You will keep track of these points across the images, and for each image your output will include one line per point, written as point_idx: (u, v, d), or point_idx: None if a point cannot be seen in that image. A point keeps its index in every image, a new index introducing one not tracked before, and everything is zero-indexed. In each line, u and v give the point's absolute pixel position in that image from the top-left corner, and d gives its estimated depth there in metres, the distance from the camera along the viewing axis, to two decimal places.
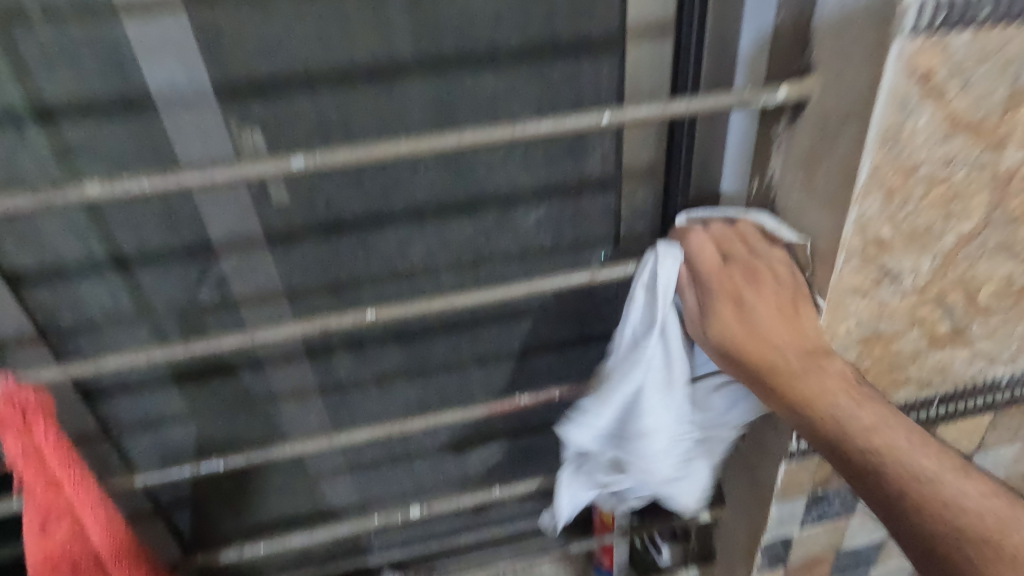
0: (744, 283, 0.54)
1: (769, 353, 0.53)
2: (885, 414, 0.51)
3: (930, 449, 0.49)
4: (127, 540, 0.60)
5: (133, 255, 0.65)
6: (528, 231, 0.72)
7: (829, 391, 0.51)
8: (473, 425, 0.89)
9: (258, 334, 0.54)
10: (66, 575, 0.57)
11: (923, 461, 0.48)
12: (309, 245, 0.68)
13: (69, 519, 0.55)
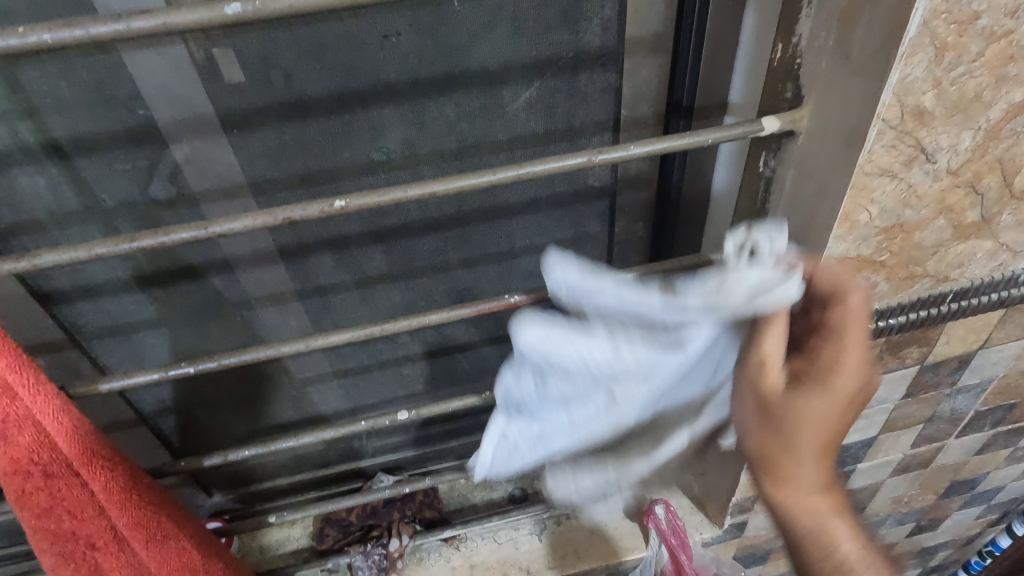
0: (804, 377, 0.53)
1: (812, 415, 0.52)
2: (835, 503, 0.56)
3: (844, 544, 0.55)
4: (99, 445, 0.58)
5: (68, 141, 0.57)
6: (519, 114, 0.65)
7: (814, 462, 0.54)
8: (463, 329, 0.86)
9: (214, 225, 0.49)
10: (38, 482, 0.53)
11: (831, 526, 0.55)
12: (270, 131, 0.60)
13: (30, 425, 0.52)
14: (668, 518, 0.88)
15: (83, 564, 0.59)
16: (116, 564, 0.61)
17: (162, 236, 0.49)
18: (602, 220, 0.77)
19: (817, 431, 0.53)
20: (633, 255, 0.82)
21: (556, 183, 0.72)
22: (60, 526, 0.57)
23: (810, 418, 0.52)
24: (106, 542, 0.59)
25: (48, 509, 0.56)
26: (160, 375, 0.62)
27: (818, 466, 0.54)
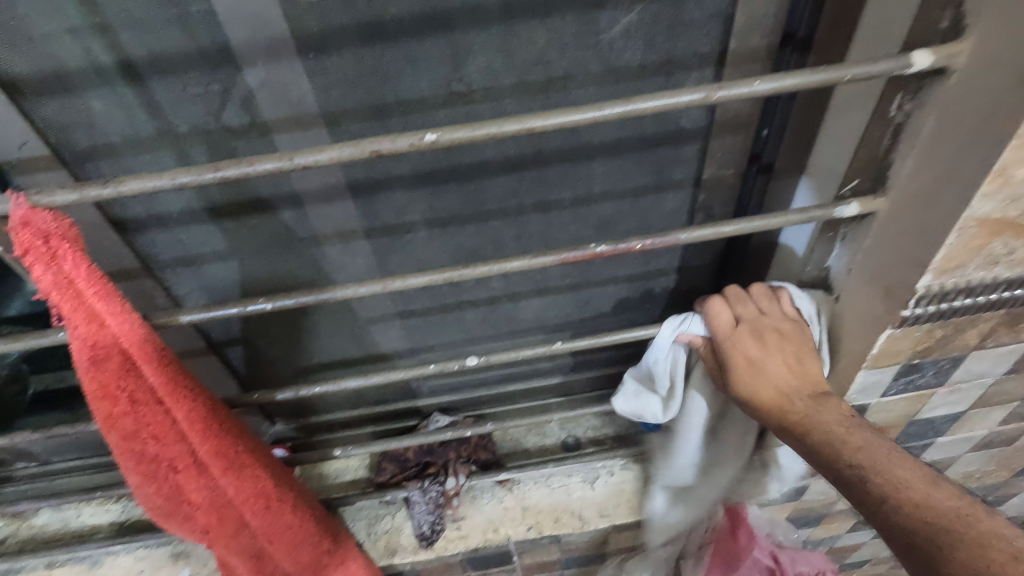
0: (753, 344, 0.66)
1: (782, 399, 0.63)
2: (857, 426, 0.57)
3: (857, 441, 0.55)
4: (184, 377, 0.58)
5: (143, 61, 0.54)
6: (615, 42, 0.58)
7: (823, 421, 0.59)
8: (530, 277, 0.83)
9: (299, 157, 0.48)
10: (125, 407, 0.56)
11: (848, 438, 0.56)
12: (347, 55, 0.56)
13: (121, 352, 0.53)
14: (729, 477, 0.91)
15: (166, 482, 0.63)
16: (195, 484, 0.64)
17: (246, 167, 0.48)
18: (689, 165, 0.71)
19: (796, 377, 0.64)
20: (718, 205, 0.76)
21: (644, 124, 0.66)
22: (146, 448, 0.60)
23: (768, 352, 0.65)
24: (186, 465, 0.63)
25: (135, 431, 0.58)
26: (239, 310, 0.63)
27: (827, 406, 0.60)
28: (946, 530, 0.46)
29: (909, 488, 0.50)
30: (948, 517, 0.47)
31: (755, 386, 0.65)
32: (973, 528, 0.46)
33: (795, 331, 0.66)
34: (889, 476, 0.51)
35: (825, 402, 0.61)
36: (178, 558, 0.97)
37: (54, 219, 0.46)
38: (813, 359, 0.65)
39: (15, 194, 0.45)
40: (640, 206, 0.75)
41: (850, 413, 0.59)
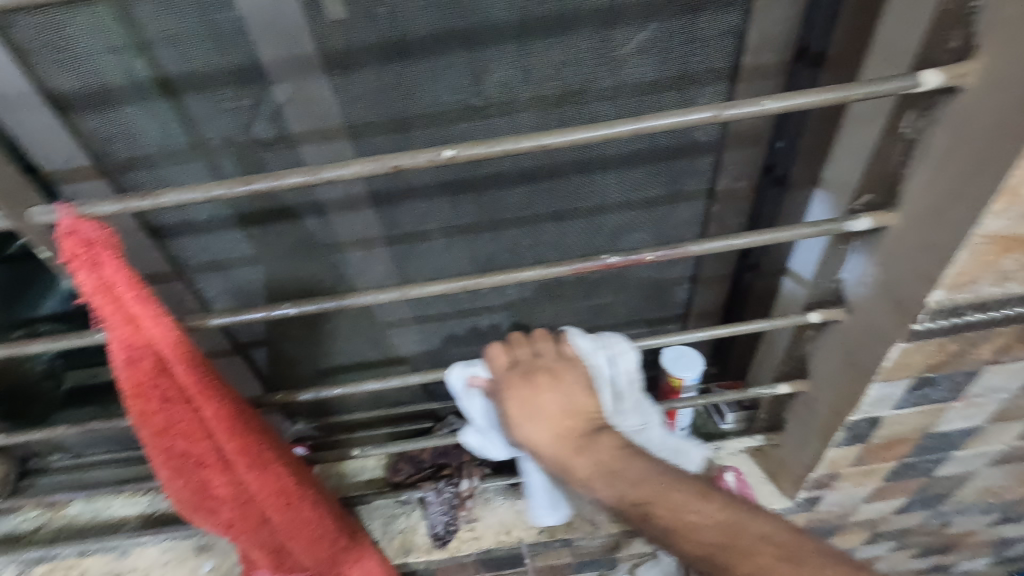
0: (518, 379, 0.69)
1: (521, 421, 0.67)
2: (629, 462, 0.63)
3: (633, 481, 0.61)
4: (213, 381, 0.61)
5: (180, 78, 0.58)
6: (628, 60, 0.60)
7: (576, 459, 0.64)
8: (544, 284, 0.84)
9: (323, 171, 0.51)
10: (157, 404, 0.59)
11: (629, 482, 0.61)
12: (370, 71, 0.59)
13: (154, 354, 0.56)
14: (738, 485, 0.92)
15: (193, 477, 0.66)
16: (220, 480, 0.68)
17: (274, 180, 0.50)
18: (703, 177, 0.72)
19: (563, 419, 0.67)
20: (732, 217, 0.77)
21: (658, 137, 0.67)
22: (175, 444, 0.63)
23: (559, 399, 0.67)
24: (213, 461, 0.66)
25: (165, 427, 0.61)
26: (264, 315, 0.66)
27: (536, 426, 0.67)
28: (724, 544, 0.55)
29: (687, 514, 0.58)
30: (726, 537, 0.56)
31: (544, 434, 0.66)
32: (742, 542, 0.55)
33: (577, 376, 0.70)
34: (664, 501, 0.59)
35: (594, 435, 0.66)
36: (201, 551, 1.00)
37: (98, 228, 0.49)
38: (588, 399, 0.68)
39: (64, 204, 0.48)
40: (653, 216, 0.77)
41: (616, 444, 0.65)
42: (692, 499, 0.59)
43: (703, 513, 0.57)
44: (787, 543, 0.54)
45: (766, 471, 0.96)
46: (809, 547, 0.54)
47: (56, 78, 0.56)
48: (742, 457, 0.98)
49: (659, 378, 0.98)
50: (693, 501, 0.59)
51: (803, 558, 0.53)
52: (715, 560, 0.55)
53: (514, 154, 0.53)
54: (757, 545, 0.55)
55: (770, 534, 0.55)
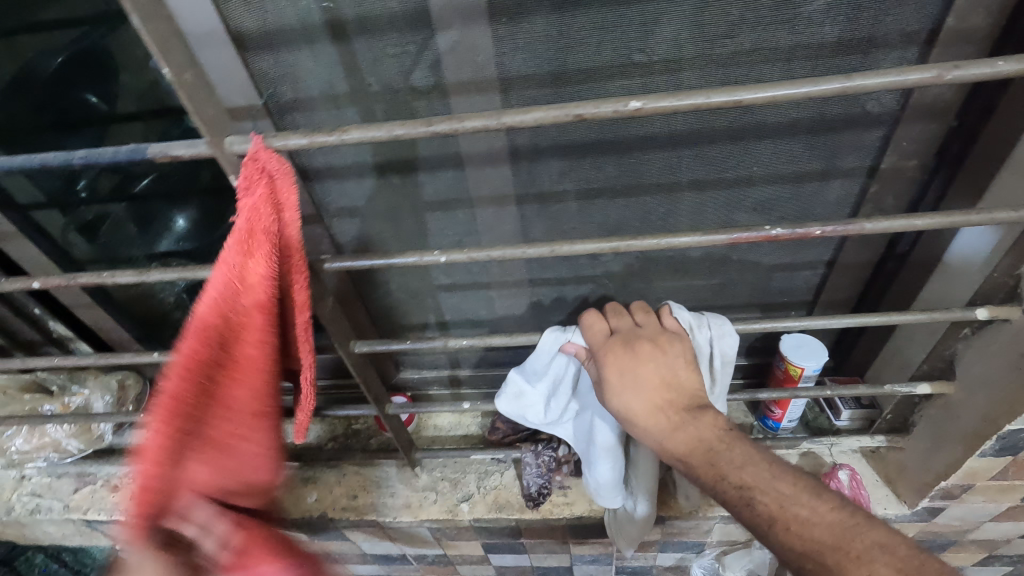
0: (621, 349, 0.69)
1: (616, 393, 0.67)
2: (748, 456, 0.58)
3: (747, 466, 0.57)
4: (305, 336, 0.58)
5: (353, 22, 0.59)
6: (814, 17, 0.56)
7: (684, 436, 0.61)
8: (668, 256, 0.82)
9: (507, 116, 0.49)
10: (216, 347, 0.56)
11: (738, 472, 0.57)
12: (537, 22, 0.58)
13: (248, 298, 0.52)
14: (851, 485, 0.86)
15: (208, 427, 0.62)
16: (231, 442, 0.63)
17: (456, 123, 0.50)
18: (865, 153, 0.68)
19: (665, 398, 0.65)
20: (889, 197, 0.72)
21: (826, 105, 0.63)
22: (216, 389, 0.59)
23: (659, 368, 0.67)
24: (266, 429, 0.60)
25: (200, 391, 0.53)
26: (415, 260, 0.66)
27: (632, 399, 0.66)
28: (834, 546, 0.50)
29: (793, 508, 0.53)
30: (834, 539, 0.50)
31: (643, 406, 0.65)
32: (856, 546, 0.49)
33: (681, 351, 0.69)
34: (768, 491, 0.54)
35: (701, 415, 0.63)
36: (306, 482, 1.04)
37: (279, 163, 0.51)
38: (689, 376, 0.67)
39: (257, 135, 0.51)
40: (800, 193, 0.72)
41: (722, 427, 0.62)
42: (797, 495, 0.54)
43: (818, 510, 0.52)
44: (904, 554, 0.48)
45: (879, 474, 0.91)
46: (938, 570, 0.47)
47: (240, 17, 0.58)
48: (854, 456, 0.93)
49: (774, 365, 0.93)
50: (802, 496, 0.54)
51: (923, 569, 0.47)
52: (819, 557, 0.49)
53: (702, 109, 0.50)
54: (869, 554, 0.48)
55: (890, 545, 0.48)
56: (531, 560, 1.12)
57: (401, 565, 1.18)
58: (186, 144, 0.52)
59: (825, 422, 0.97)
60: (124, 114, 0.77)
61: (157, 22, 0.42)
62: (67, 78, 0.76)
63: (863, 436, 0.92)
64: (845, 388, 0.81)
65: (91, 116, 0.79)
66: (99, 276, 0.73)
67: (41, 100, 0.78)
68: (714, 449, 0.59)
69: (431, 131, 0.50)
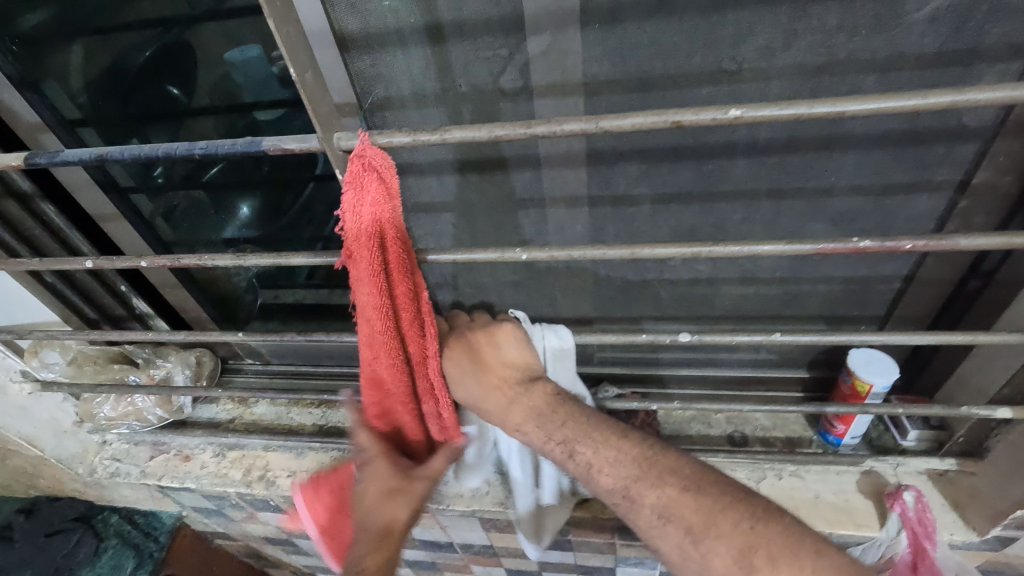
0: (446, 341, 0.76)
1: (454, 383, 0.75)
2: (573, 412, 0.71)
3: (560, 423, 0.71)
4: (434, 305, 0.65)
5: (451, 25, 0.61)
6: (914, 29, 0.55)
7: (514, 414, 0.72)
8: (738, 263, 0.82)
9: (605, 121, 0.52)
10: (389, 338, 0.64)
11: (558, 429, 0.70)
12: (630, 27, 0.59)
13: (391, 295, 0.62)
14: (916, 507, 0.85)
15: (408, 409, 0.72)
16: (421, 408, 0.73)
17: (554, 126, 0.52)
18: (958, 167, 0.66)
19: (495, 381, 0.74)
20: (980, 213, 0.70)
21: (919, 117, 0.62)
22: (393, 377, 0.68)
23: (493, 353, 0.75)
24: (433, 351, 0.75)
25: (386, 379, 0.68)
26: (497, 256, 0.68)
27: (469, 383, 0.74)
28: (637, 477, 0.64)
29: (619, 462, 0.66)
30: (643, 462, 0.65)
31: (481, 394, 0.74)
32: (651, 472, 0.64)
33: (511, 333, 0.76)
34: (584, 442, 0.69)
35: (535, 385, 0.74)
36: None
37: (384, 158, 0.55)
38: (523, 351, 0.76)
39: (365, 132, 0.54)
40: (884, 206, 0.71)
41: (551, 393, 0.73)
42: (609, 439, 0.68)
43: (615, 469, 0.66)
44: (688, 474, 0.63)
45: (948, 498, 0.88)
46: (711, 477, 0.63)
47: (345, 19, 0.61)
48: (921, 479, 0.90)
49: (839, 380, 0.92)
50: (613, 440, 0.68)
51: (704, 490, 0.61)
52: (627, 489, 0.64)
53: (801, 119, 0.51)
54: (664, 478, 0.63)
55: (679, 467, 0.64)
56: (577, 558, 1.13)
57: (448, 552, 1.21)
58: (296, 138, 0.57)
59: (890, 441, 0.95)
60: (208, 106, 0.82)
61: (288, 26, 0.46)
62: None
63: (931, 458, 0.89)
64: (919, 407, 0.79)
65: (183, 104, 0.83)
66: (200, 261, 0.78)
67: (134, 89, 0.83)
68: (540, 411, 0.71)
69: (529, 134, 0.53)
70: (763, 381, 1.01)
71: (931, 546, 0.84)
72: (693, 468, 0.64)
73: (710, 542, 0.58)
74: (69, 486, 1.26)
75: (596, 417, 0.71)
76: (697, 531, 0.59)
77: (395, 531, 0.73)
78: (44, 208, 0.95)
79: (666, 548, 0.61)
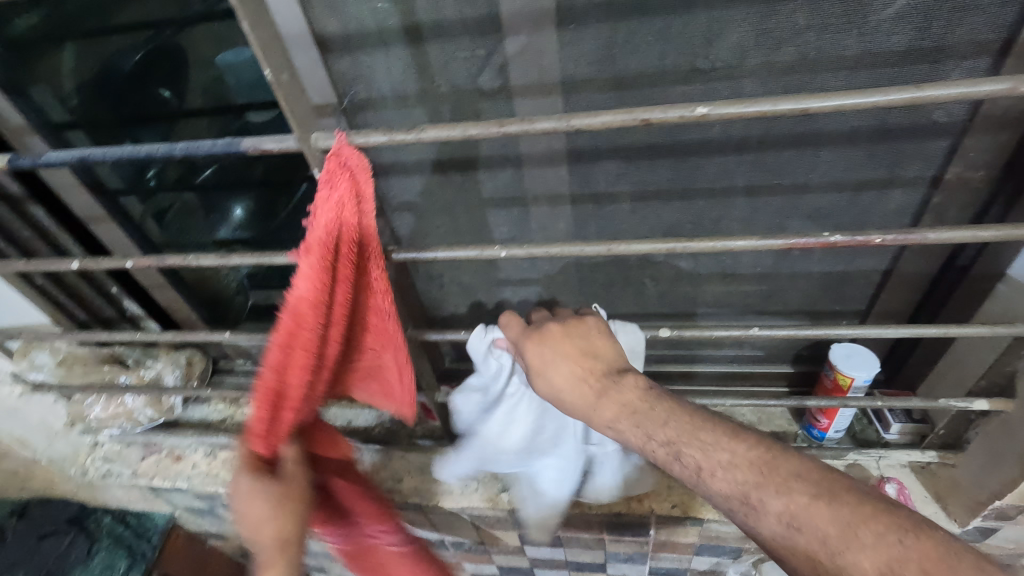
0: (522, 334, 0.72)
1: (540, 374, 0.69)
2: (673, 407, 0.62)
3: (682, 423, 0.61)
4: (384, 308, 0.65)
5: (428, 26, 0.62)
6: (882, 27, 0.56)
7: (604, 409, 0.65)
8: (719, 259, 0.83)
9: (577, 119, 0.53)
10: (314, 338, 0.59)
11: (665, 428, 0.61)
12: (605, 28, 0.60)
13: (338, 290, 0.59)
14: (898, 500, 0.85)
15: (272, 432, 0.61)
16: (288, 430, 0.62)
17: (526, 124, 0.53)
18: (930, 162, 0.67)
19: (580, 374, 0.67)
20: (954, 208, 0.71)
21: (891, 114, 0.63)
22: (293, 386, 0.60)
23: (576, 345, 0.69)
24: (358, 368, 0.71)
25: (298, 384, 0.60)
26: (477, 253, 0.69)
27: (557, 377, 0.68)
28: (758, 482, 0.55)
29: (736, 468, 0.56)
30: (765, 465, 0.56)
31: (563, 388, 0.67)
32: (776, 477, 0.54)
33: (592, 324, 0.71)
34: (691, 443, 0.59)
35: (624, 376, 0.66)
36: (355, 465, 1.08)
37: (358, 158, 0.55)
38: (606, 343, 0.70)
39: (340, 132, 0.55)
40: (860, 201, 0.72)
41: (644, 385, 0.65)
42: (721, 438, 0.58)
43: (728, 470, 0.56)
44: (816, 478, 0.54)
45: (930, 491, 0.89)
46: (841, 484, 0.54)
47: (324, 20, 0.62)
48: (903, 471, 0.91)
49: (823, 374, 0.92)
50: (722, 440, 0.58)
51: (840, 499, 0.52)
52: (746, 495, 0.55)
53: (769, 116, 0.52)
54: (790, 483, 0.54)
55: (804, 471, 0.55)
56: (566, 553, 1.14)
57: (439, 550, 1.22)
58: (274, 138, 0.58)
59: (873, 434, 0.96)
60: (193, 108, 0.83)
61: (262, 28, 0.47)
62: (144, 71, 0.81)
63: (913, 450, 0.91)
64: (901, 401, 0.80)
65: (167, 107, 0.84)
66: (186, 261, 0.78)
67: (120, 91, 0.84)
68: (644, 410, 0.63)
69: (501, 133, 0.53)
70: (749, 376, 1.02)
71: None
72: (803, 464, 0.56)
73: (851, 560, 0.49)
74: (61, 487, 1.26)
75: (702, 412, 0.62)
76: (801, 515, 0.52)
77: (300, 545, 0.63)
78: (35, 212, 0.96)
79: (796, 561, 0.52)
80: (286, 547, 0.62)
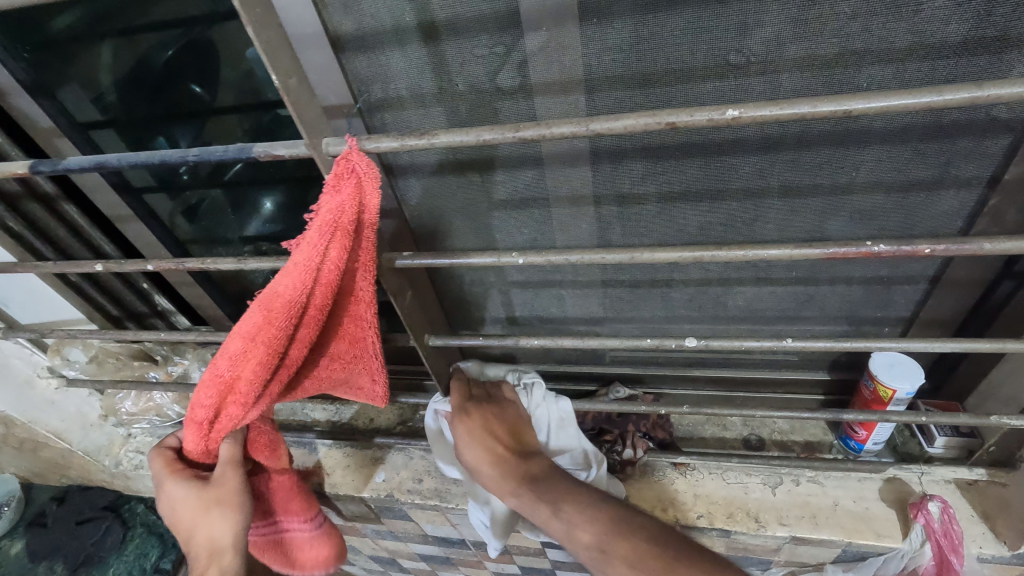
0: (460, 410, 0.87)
1: (474, 454, 0.84)
2: (557, 487, 0.78)
3: (548, 485, 0.78)
4: (364, 318, 0.65)
5: (444, 23, 0.59)
6: (935, 15, 0.52)
7: (511, 483, 0.80)
8: (752, 264, 0.79)
9: (594, 123, 0.50)
10: (276, 331, 0.59)
11: (542, 498, 0.77)
12: (628, 22, 0.56)
13: (313, 295, 0.58)
14: (942, 519, 0.81)
15: (215, 406, 0.64)
16: (231, 410, 0.65)
17: (543, 129, 0.51)
18: (987, 162, 0.62)
19: (496, 451, 0.83)
20: (1013, 211, 0.65)
21: (944, 111, 0.58)
22: (242, 371, 0.61)
23: (494, 426, 0.85)
24: (333, 368, 0.72)
25: (249, 372, 0.61)
26: (494, 260, 0.67)
27: (485, 445, 0.83)
28: (602, 537, 0.70)
29: (580, 526, 0.72)
30: (619, 520, 0.71)
31: (484, 458, 0.83)
32: (620, 534, 0.69)
33: (511, 410, 0.88)
34: (568, 501, 0.75)
35: (532, 457, 0.83)
36: (376, 463, 1.08)
37: (369, 167, 0.54)
38: (522, 431, 0.87)
39: (351, 136, 0.53)
40: (907, 204, 0.67)
41: (548, 464, 0.82)
42: (580, 497, 0.75)
43: (576, 530, 0.72)
44: (648, 528, 0.70)
45: (977, 510, 0.84)
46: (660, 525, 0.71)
47: (338, 19, 0.60)
48: (949, 488, 0.87)
49: (861, 384, 0.87)
50: (585, 509, 0.73)
51: (654, 537, 0.68)
52: (603, 542, 0.70)
53: (805, 118, 0.48)
54: (627, 533, 0.69)
55: (634, 523, 0.71)
56: None
57: (460, 549, 1.22)
58: (286, 143, 0.57)
59: (915, 449, 0.91)
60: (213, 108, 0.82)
61: (268, 31, 0.45)
62: (166, 73, 0.81)
63: (957, 466, 0.86)
64: (945, 416, 0.75)
65: (189, 110, 0.84)
66: (204, 263, 0.78)
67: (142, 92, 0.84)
68: (538, 482, 0.79)
69: (516, 137, 0.51)
70: (781, 384, 0.98)
71: (958, 559, 0.81)
72: (660, 536, 0.68)
73: None
74: (97, 477, 1.31)
75: (574, 491, 0.77)
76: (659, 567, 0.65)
77: (222, 556, 0.70)
78: (67, 210, 0.98)
79: None
80: (219, 558, 0.70)
